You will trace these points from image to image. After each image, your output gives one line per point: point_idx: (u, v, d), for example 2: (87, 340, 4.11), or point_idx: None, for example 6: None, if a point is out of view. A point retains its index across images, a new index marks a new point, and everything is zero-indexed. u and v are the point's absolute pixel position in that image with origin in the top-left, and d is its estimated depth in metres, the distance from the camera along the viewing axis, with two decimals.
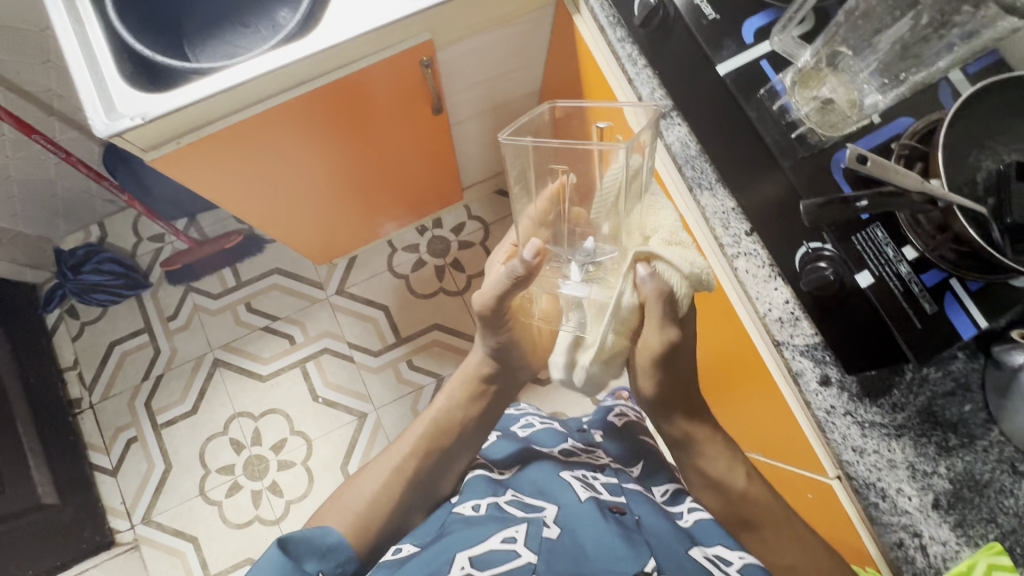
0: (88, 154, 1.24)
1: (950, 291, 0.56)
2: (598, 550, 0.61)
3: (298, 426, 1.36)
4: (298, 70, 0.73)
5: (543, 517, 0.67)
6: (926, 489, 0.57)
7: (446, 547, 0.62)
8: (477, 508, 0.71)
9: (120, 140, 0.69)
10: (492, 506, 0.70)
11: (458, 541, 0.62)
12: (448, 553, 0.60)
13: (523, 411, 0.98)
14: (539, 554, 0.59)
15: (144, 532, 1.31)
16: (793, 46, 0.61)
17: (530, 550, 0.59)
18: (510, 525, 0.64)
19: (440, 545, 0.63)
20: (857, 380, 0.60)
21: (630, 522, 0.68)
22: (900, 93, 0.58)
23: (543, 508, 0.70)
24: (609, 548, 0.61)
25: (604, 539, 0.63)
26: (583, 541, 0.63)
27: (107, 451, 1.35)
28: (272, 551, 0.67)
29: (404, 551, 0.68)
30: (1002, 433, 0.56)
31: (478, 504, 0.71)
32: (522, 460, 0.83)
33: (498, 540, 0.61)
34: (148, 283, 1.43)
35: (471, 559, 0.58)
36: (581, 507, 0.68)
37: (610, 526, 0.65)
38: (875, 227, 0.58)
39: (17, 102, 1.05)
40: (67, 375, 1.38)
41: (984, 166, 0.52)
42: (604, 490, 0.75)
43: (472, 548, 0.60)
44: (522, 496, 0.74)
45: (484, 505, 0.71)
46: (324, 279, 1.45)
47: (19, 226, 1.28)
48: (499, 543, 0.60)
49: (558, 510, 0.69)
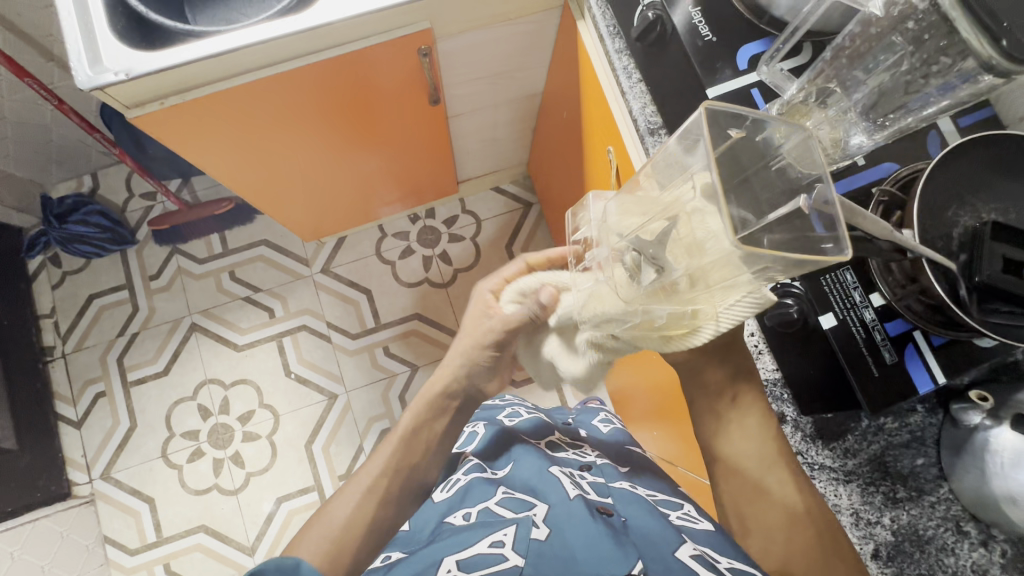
0: (86, 104, 1.23)
1: (912, 342, 0.56)
2: (586, 552, 0.48)
3: (267, 400, 1.36)
4: (291, 44, 0.72)
5: (532, 516, 0.54)
6: (867, 539, 0.56)
7: (428, 551, 0.51)
8: (468, 516, 0.56)
9: (102, 95, 0.69)
10: (484, 510, 0.57)
11: (445, 544, 0.51)
12: (432, 556, 0.50)
13: (509, 403, 0.84)
14: (526, 559, 0.48)
15: (102, 488, 1.31)
16: (781, 79, 0.62)
17: (517, 554, 0.48)
18: (498, 528, 0.52)
19: (426, 548, 0.52)
20: (813, 421, 0.60)
21: (618, 524, 0.54)
22: (886, 135, 0.57)
23: (531, 505, 0.56)
24: (601, 552, 0.48)
25: (593, 538, 0.50)
26: (571, 543, 0.50)
27: (74, 402, 1.35)
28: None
29: (391, 558, 0.56)
30: (951, 491, 0.56)
31: (469, 512, 0.57)
32: (504, 455, 0.68)
33: (486, 543, 0.50)
34: (134, 240, 1.42)
35: (457, 563, 0.48)
36: (568, 507, 0.54)
37: (598, 526, 0.51)
38: (845, 271, 0.58)
39: (16, 43, 1.05)
40: (43, 323, 1.38)
41: (961, 221, 0.51)
42: (591, 491, 0.60)
43: (460, 551, 0.49)
44: (513, 493, 0.59)
45: (475, 512, 0.57)
46: (310, 256, 1.44)
47: (11, 169, 1.28)
48: (486, 547, 0.49)
49: (546, 509, 0.55)
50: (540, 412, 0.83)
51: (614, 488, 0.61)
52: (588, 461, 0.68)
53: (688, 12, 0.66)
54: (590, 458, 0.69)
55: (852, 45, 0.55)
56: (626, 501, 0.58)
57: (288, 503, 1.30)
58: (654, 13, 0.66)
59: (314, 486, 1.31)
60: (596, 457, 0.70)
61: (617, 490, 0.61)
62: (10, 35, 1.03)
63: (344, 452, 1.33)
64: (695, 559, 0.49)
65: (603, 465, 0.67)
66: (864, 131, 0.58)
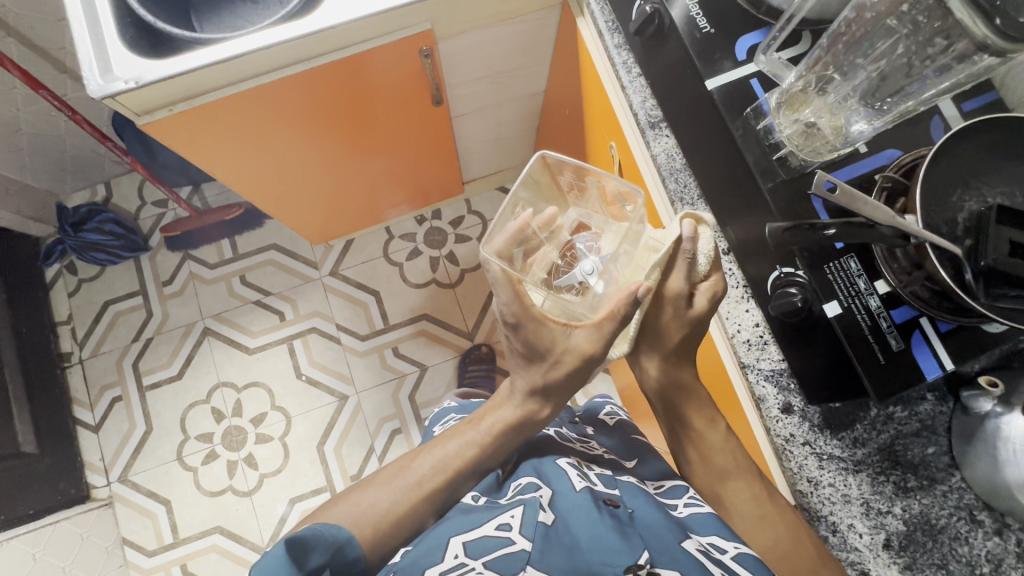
0: (98, 114, 1.26)
1: (919, 330, 0.56)
2: (592, 541, 0.49)
3: (279, 402, 1.38)
4: (295, 49, 0.73)
5: (539, 498, 0.54)
6: (878, 529, 0.56)
7: (439, 533, 0.53)
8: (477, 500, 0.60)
9: (113, 102, 0.71)
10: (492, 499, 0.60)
11: (452, 526, 0.53)
12: (441, 538, 0.52)
13: None
14: (534, 543, 0.49)
15: (120, 490, 1.34)
16: (780, 67, 0.62)
17: (524, 537, 0.49)
18: (505, 510, 0.53)
19: (434, 532, 0.53)
20: (820, 411, 0.59)
21: (625, 516, 0.53)
22: (886, 121, 0.56)
23: (537, 487, 0.58)
24: (606, 541, 0.49)
25: (596, 529, 0.50)
26: (576, 531, 0.50)
27: (92, 407, 1.38)
28: (277, 551, 0.52)
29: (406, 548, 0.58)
30: (963, 479, 0.55)
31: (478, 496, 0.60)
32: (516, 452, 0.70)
33: (493, 526, 0.51)
34: (148, 247, 1.45)
35: (464, 547, 0.49)
36: (575, 498, 0.54)
37: (605, 520, 0.50)
38: (849, 258, 0.58)
39: (29, 56, 1.07)
40: (60, 329, 1.41)
41: (966, 206, 0.51)
42: (598, 482, 0.60)
43: (467, 534, 0.51)
44: (521, 483, 0.60)
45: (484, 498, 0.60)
46: (319, 259, 1.46)
47: (27, 179, 1.31)
48: (493, 530, 0.50)
49: (551, 493, 0.56)
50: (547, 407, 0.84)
51: (620, 481, 0.61)
52: (594, 455, 0.69)
53: (686, 6, 0.66)
54: (597, 452, 0.70)
55: (848, 32, 0.55)
56: (633, 495, 0.58)
57: (302, 503, 1.32)
58: (652, 7, 0.67)
59: (326, 486, 1.32)
60: (601, 451, 0.71)
61: (623, 484, 0.60)
62: (22, 48, 1.05)
63: (356, 452, 1.34)
64: (702, 552, 0.50)
65: (607, 461, 0.68)
66: (865, 118, 0.57)
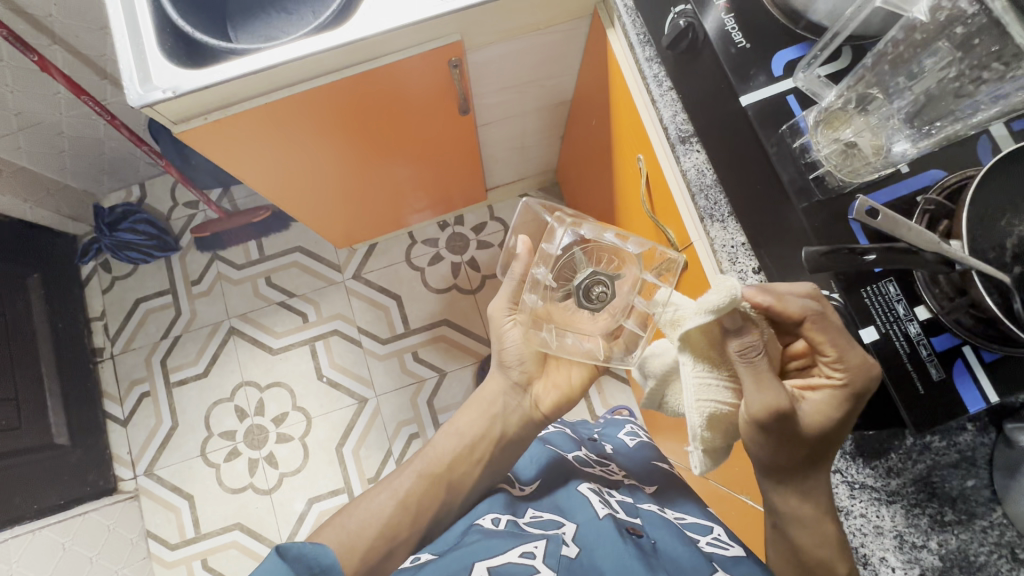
0: (136, 118, 1.30)
1: (961, 358, 0.54)
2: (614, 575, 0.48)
3: (299, 403, 1.39)
4: (328, 59, 0.74)
5: (562, 534, 0.54)
6: (912, 563, 0.54)
7: (459, 553, 0.51)
8: (497, 522, 0.58)
9: (152, 111, 0.73)
10: (512, 521, 0.58)
11: (474, 548, 0.51)
12: (463, 559, 0.50)
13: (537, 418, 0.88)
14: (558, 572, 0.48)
15: (145, 484, 1.37)
16: (818, 85, 0.60)
17: (548, 566, 0.48)
18: (529, 540, 0.52)
19: (454, 552, 0.51)
20: (854, 439, 0.57)
21: (649, 546, 0.53)
22: (932, 143, 0.54)
23: (560, 523, 0.56)
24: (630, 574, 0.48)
25: (623, 561, 0.49)
26: (598, 563, 0.50)
27: (121, 401, 1.42)
28: (269, 559, 0.55)
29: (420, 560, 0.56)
30: (1005, 515, 0.53)
31: (497, 516, 0.59)
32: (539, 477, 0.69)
33: (516, 554, 0.49)
34: (178, 246, 1.48)
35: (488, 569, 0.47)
36: (597, 524, 0.54)
37: (629, 546, 0.51)
38: (887, 282, 0.56)
39: (73, 63, 1.11)
40: (94, 325, 1.46)
41: (1016, 231, 0.48)
42: (620, 509, 0.60)
43: (490, 558, 0.49)
44: (541, 515, 0.60)
45: (503, 519, 0.58)
46: (342, 263, 1.48)
47: (67, 180, 1.35)
48: (517, 557, 0.49)
49: (574, 527, 0.55)
50: (566, 427, 0.86)
51: (643, 510, 0.61)
52: (616, 479, 0.70)
53: (721, 19, 0.66)
54: (618, 477, 0.70)
55: (895, 51, 0.54)
56: (655, 525, 0.57)
57: (319, 504, 1.33)
58: (686, 21, 0.67)
59: (343, 488, 1.34)
60: (623, 476, 0.71)
61: (645, 513, 0.61)
62: (68, 56, 1.09)
63: (374, 455, 1.35)
64: None
65: (630, 487, 0.68)
66: (909, 139, 0.56)
